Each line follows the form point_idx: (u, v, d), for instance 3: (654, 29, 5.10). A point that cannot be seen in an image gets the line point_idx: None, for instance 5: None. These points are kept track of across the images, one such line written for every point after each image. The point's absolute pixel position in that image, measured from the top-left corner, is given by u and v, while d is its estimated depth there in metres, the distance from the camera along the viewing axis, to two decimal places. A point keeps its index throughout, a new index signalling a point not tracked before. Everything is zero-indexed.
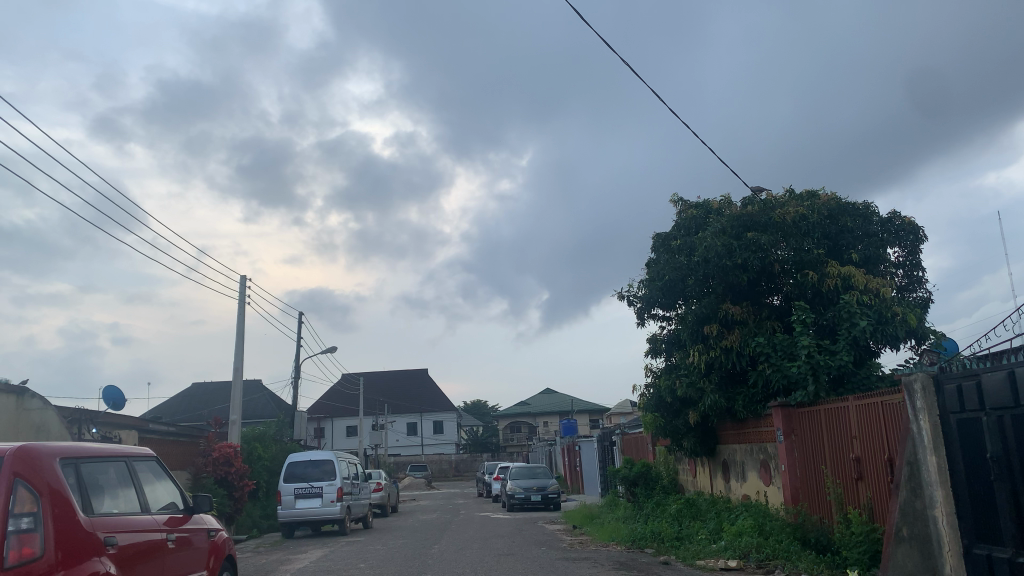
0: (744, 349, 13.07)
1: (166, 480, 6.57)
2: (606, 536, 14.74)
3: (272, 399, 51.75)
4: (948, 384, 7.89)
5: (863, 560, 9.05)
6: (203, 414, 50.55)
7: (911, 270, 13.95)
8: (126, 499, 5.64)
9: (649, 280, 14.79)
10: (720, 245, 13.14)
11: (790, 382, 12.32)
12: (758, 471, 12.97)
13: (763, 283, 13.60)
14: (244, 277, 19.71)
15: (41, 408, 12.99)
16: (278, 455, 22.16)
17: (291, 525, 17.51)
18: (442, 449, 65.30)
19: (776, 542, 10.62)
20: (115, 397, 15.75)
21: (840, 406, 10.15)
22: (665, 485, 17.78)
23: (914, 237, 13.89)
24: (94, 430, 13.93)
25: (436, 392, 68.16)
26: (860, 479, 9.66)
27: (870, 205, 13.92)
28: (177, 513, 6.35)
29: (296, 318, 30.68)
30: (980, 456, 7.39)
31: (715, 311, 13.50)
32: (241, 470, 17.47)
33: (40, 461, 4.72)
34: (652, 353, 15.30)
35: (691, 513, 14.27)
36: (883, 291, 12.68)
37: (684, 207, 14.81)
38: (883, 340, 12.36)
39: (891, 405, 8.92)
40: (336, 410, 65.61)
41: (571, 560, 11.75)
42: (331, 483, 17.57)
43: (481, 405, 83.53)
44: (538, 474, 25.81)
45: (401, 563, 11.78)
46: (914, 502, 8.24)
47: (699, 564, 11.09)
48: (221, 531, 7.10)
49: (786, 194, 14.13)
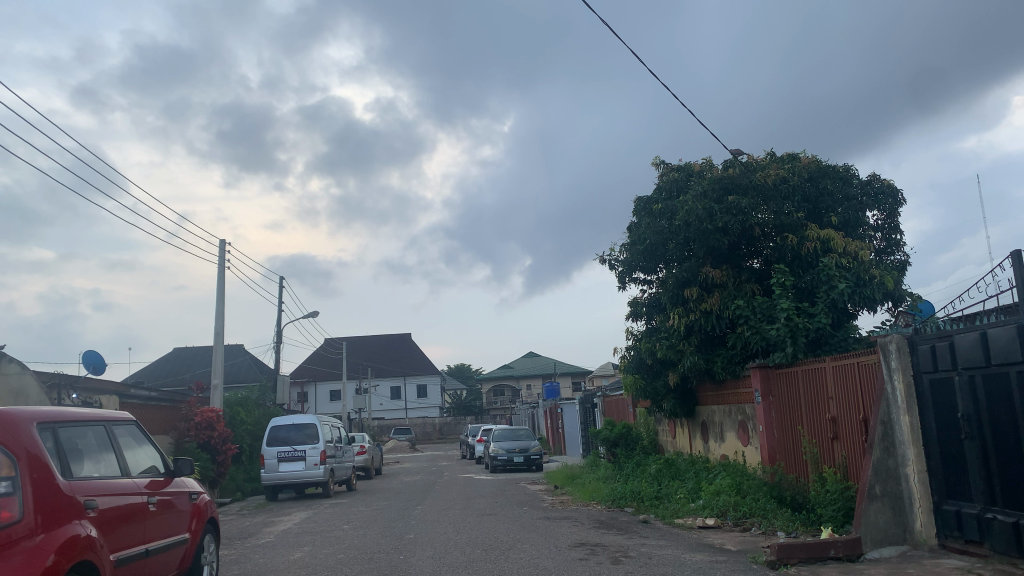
0: (723, 312, 13.19)
1: (146, 445, 6.57)
2: (587, 495, 15.00)
3: (254, 364, 51.69)
4: (922, 345, 8.01)
5: (837, 518, 9.25)
6: (185, 379, 50.52)
7: (889, 233, 14.10)
8: (107, 464, 5.64)
9: (630, 244, 14.83)
10: (700, 208, 13.17)
11: (769, 344, 12.42)
12: (736, 432, 13.18)
13: (743, 246, 13.65)
14: (224, 241, 19.51)
15: (18, 372, 12.80)
16: (261, 419, 22.22)
17: (274, 488, 17.63)
18: (425, 412, 65.72)
19: (753, 500, 10.89)
20: (95, 362, 15.65)
21: (818, 367, 10.28)
22: (645, 446, 18.07)
23: (893, 200, 14.01)
24: (74, 395, 13.85)
25: (419, 355, 68.42)
26: (836, 439, 9.83)
27: (850, 168, 14.01)
28: (159, 477, 6.37)
29: (278, 283, 30.55)
30: (952, 415, 7.58)
31: (695, 274, 13.53)
32: (224, 434, 17.50)
33: (16, 426, 4.70)
34: (633, 316, 15.39)
35: (671, 473, 14.49)
36: (861, 254, 12.82)
37: (666, 170, 14.79)
38: (860, 303, 12.51)
39: (867, 365, 9.03)
40: (319, 374, 65.72)
41: (552, 519, 11.92)
42: (314, 446, 17.62)
43: (463, 368, 84.07)
44: (521, 435, 26.06)
45: (384, 524, 11.92)
46: (887, 460, 8.21)
47: (678, 522, 11.33)
48: (202, 493, 7.13)
49: (767, 158, 14.16)
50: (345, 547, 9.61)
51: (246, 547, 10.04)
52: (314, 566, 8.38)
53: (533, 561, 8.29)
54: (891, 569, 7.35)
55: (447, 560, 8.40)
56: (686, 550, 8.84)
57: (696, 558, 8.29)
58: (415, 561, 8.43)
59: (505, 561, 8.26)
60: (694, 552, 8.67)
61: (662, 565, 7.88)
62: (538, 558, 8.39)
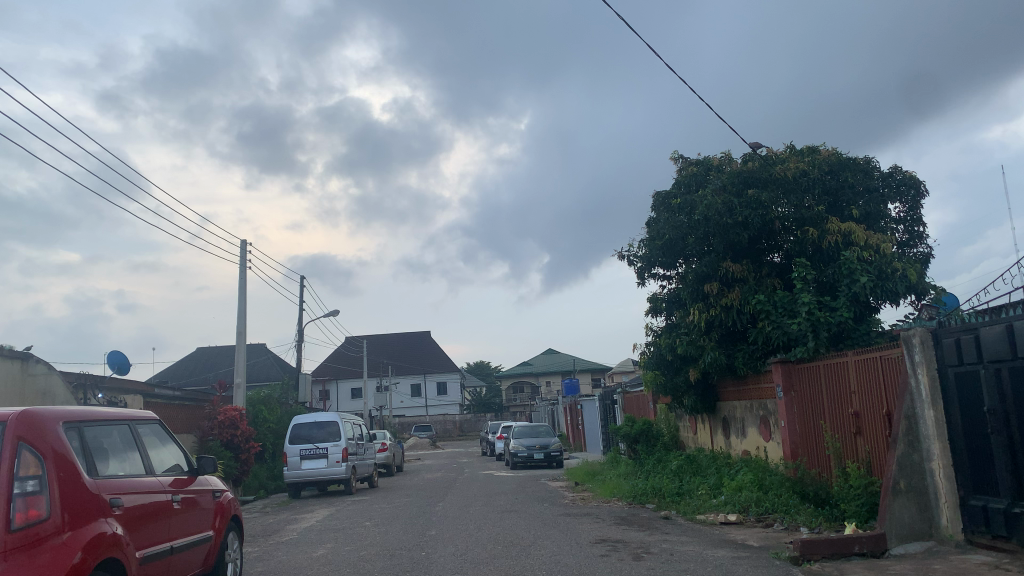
0: (744, 307, 13.09)
1: (170, 443, 6.64)
2: (608, 491, 14.97)
3: (276, 362, 52.10)
4: (947, 338, 7.93)
5: (861, 513, 9.16)
6: (208, 378, 51.04)
7: (912, 225, 13.93)
8: (132, 463, 5.71)
9: (649, 240, 14.77)
10: (720, 203, 13.08)
11: (790, 339, 12.32)
12: (758, 427, 13.09)
13: (763, 240, 13.55)
14: (245, 241, 19.68)
15: (45, 372, 12.86)
16: (283, 417, 22.37)
17: (297, 485, 17.76)
18: (446, 409, 65.91)
19: (775, 496, 10.80)
20: (120, 362, 15.84)
21: (840, 362, 10.18)
22: (666, 442, 18.00)
23: (916, 192, 13.83)
24: (99, 395, 14.03)
25: (439, 353, 68.61)
26: (859, 434, 9.73)
27: (871, 160, 13.86)
28: (183, 475, 6.45)
29: (298, 283, 30.78)
30: (978, 409, 7.48)
31: (715, 269, 13.45)
32: (246, 433, 17.64)
33: (43, 426, 4.76)
34: (653, 312, 15.33)
35: (692, 469, 14.43)
36: (883, 247, 12.69)
37: (684, 164, 14.70)
38: (883, 297, 12.37)
39: (890, 360, 8.93)
40: (340, 372, 66.14)
41: (573, 516, 11.91)
42: (336, 444, 17.72)
43: (483, 366, 84.25)
44: (541, 432, 26.06)
45: (405, 521, 11.98)
46: (911, 455, 8.12)
47: (699, 518, 11.28)
48: (226, 491, 7.20)
49: (787, 150, 14.04)
50: (367, 544, 9.67)
51: (269, 544, 10.12)
52: (336, 562, 8.43)
53: (555, 557, 8.29)
54: (916, 564, 7.28)
55: (468, 557, 8.41)
56: (708, 546, 8.79)
57: (717, 554, 8.25)
58: (437, 558, 8.44)
59: (526, 557, 8.27)
60: (716, 548, 8.62)
61: (683, 562, 7.85)
62: (559, 555, 8.39)
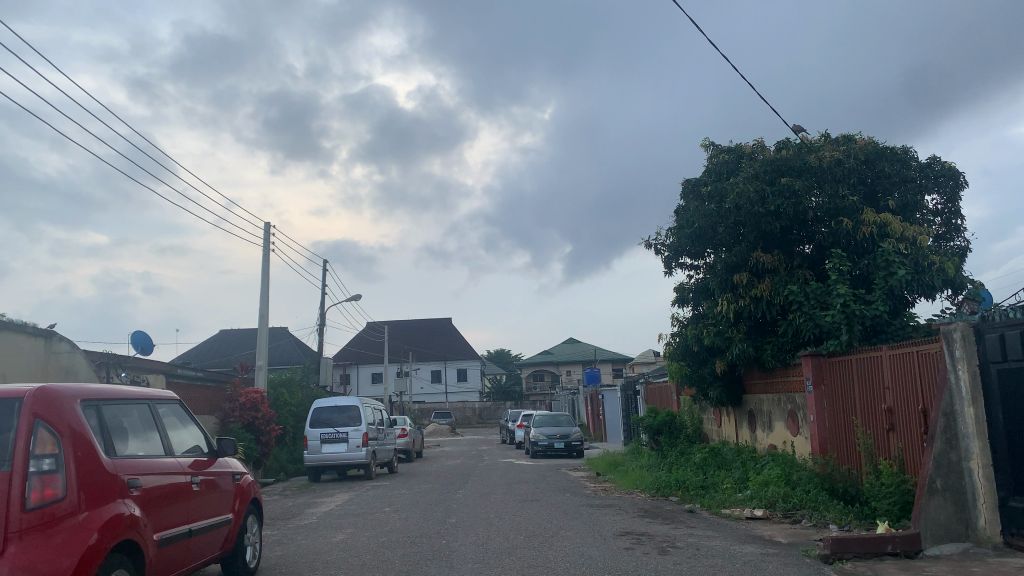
0: (774, 298, 12.79)
1: (190, 425, 6.53)
2: (630, 483, 14.76)
3: (298, 347, 52.33)
4: (990, 334, 7.63)
5: (893, 511, 8.89)
6: (230, 360, 51.36)
7: (949, 218, 13.52)
8: (150, 443, 5.60)
9: (677, 229, 14.50)
10: (753, 191, 12.78)
11: (822, 332, 12.00)
12: (786, 421, 12.82)
13: (795, 230, 13.24)
14: (269, 223, 19.64)
15: (69, 350, 12.80)
16: (304, 401, 22.39)
17: (317, 469, 17.74)
18: (466, 397, 66.00)
19: (803, 492, 10.55)
20: (143, 342, 15.87)
21: (874, 355, 9.88)
22: (689, 435, 17.78)
23: (954, 183, 13.42)
24: (122, 374, 14.06)
25: (460, 340, 68.65)
26: (893, 430, 9.45)
27: (909, 150, 13.47)
28: (202, 457, 6.34)
29: (321, 267, 30.83)
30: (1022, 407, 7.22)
31: (745, 259, 13.17)
32: (267, 415, 17.65)
33: (61, 403, 4.64)
34: (680, 302, 15.07)
35: (716, 462, 14.22)
36: (920, 240, 12.33)
37: (715, 152, 14.38)
38: (919, 291, 12.02)
39: (928, 355, 8.62)
40: (361, 357, 66.39)
41: (596, 507, 11.73)
42: (356, 429, 17.67)
43: (503, 353, 84.33)
44: (562, 421, 25.92)
45: (426, 508, 11.87)
46: (949, 453, 7.79)
47: (725, 512, 11.06)
48: (246, 474, 7.09)
49: (822, 139, 13.67)
50: (387, 531, 9.55)
51: (290, 528, 10.06)
52: (356, 549, 8.31)
53: (578, 549, 8.11)
54: (954, 566, 7.02)
55: (489, 546, 8.25)
56: (735, 542, 8.57)
57: (745, 550, 8.04)
58: (457, 546, 8.30)
59: (549, 549, 8.09)
60: (744, 545, 8.41)
61: (710, 557, 7.65)
62: (583, 547, 8.22)
